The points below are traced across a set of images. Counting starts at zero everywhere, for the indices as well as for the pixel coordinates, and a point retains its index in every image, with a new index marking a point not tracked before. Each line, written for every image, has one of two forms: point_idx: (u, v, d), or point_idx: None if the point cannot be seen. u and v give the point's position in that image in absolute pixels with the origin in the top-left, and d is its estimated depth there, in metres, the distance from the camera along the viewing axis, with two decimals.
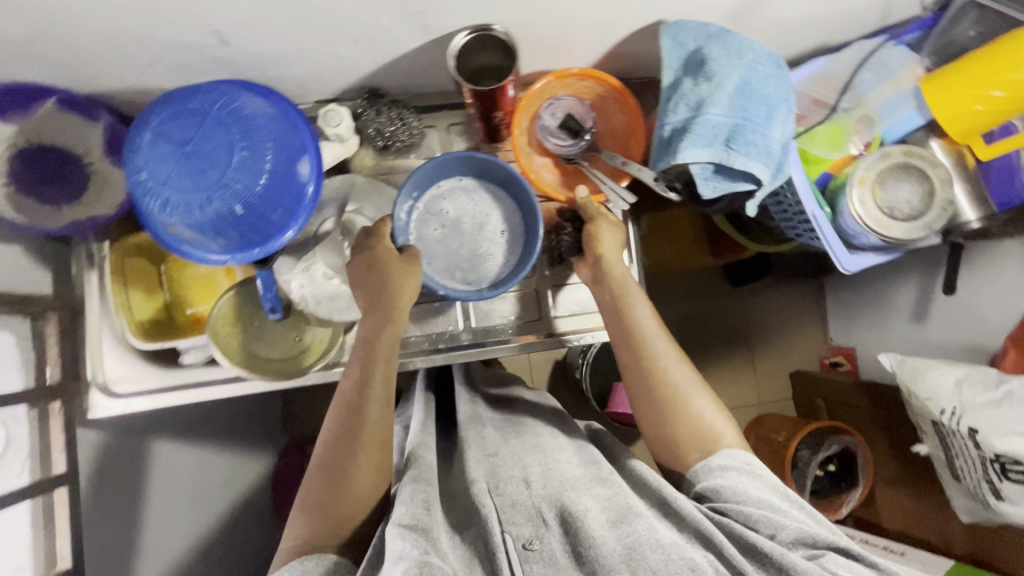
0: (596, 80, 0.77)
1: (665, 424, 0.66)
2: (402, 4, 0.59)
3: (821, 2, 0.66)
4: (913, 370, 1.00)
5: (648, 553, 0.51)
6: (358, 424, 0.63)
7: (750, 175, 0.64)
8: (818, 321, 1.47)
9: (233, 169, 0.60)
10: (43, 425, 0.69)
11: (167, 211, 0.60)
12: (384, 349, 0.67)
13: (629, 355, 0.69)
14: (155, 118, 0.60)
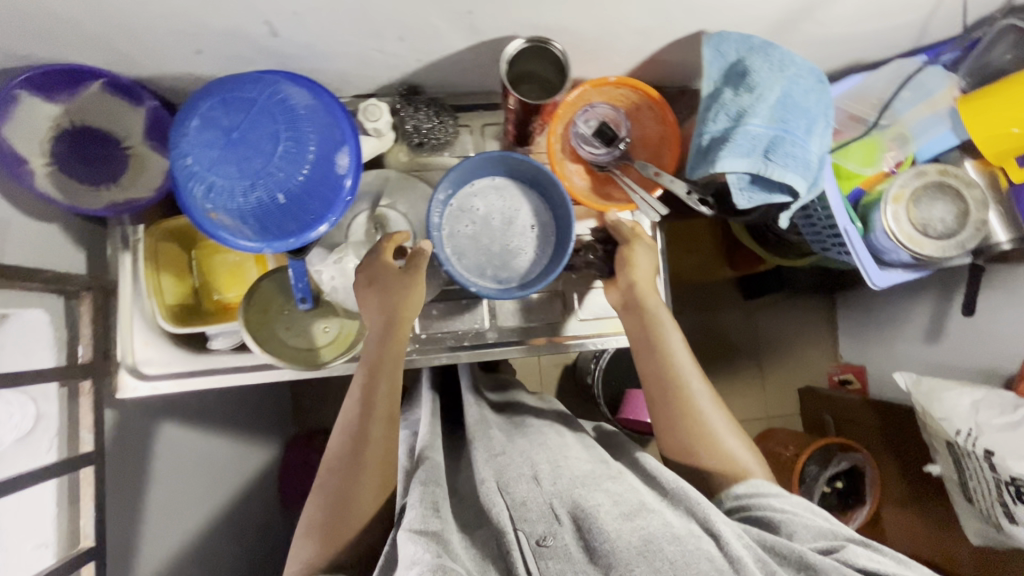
0: (631, 88, 0.77)
1: (688, 444, 0.68)
2: (453, 3, 0.59)
3: (863, 20, 0.66)
4: (929, 392, 1.01)
5: (664, 544, 0.50)
6: (362, 444, 0.65)
7: (786, 187, 0.64)
8: (828, 337, 1.48)
9: (277, 158, 0.61)
10: (72, 403, 0.69)
11: (210, 197, 0.61)
12: (386, 369, 0.67)
13: (653, 375, 0.70)
14: (202, 104, 0.60)
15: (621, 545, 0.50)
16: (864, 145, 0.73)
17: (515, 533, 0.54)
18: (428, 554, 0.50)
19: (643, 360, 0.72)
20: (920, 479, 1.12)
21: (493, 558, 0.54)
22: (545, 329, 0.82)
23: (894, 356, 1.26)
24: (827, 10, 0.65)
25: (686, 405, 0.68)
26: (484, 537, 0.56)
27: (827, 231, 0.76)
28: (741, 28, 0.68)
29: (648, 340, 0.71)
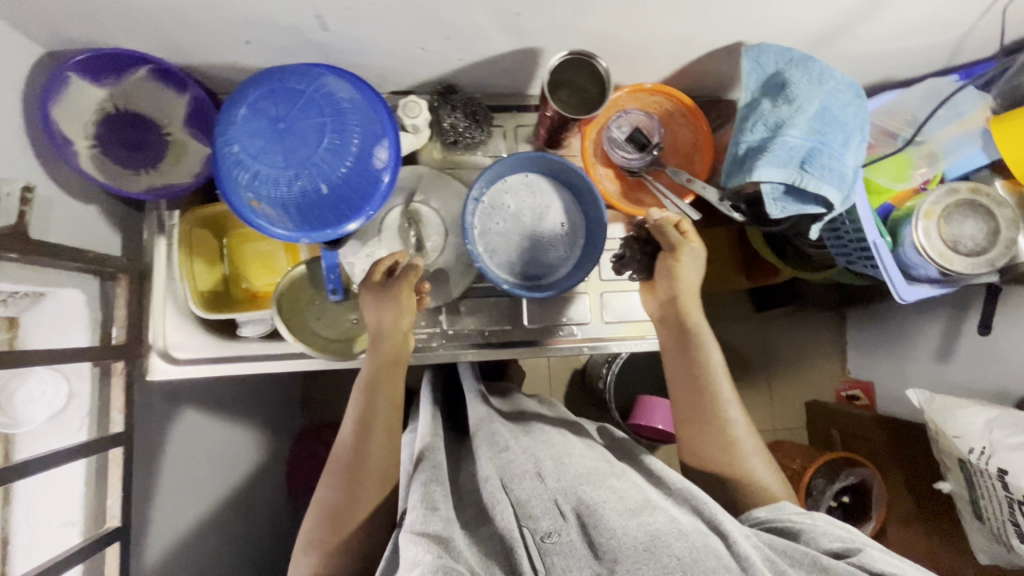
0: (665, 96, 0.78)
1: (717, 460, 0.68)
2: (502, 4, 0.60)
3: (899, 38, 0.67)
4: (942, 409, 1.01)
5: (671, 541, 0.48)
6: (360, 455, 0.65)
7: (821, 199, 0.65)
8: (837, 352, 1.49)
9: (322, 149, 0.62)
10: (103, 384, 0.70)
11: (255, 185, 0.62)
12: (384, 381, 0.69)
13: (687, 389, 0.71)
14: (251, 93, 0.61)
15: (626, 540, 0.48)
16: (896, 160, 0.74)
17: (521, 528, 0.52)
18: (430, 553, 0.47)
19: (677, 372, 0.72)
20: (930, 498, 1.13)
21: (495, 556, 0.52)
22: (569, 330, 0.82)
23: (902, 378, 1.27)
24: (865, 26, 0.66)
25: (718, 423, 0.68)
26: (485, 534, 0.55)
27: (853, 243, 0.76)
28: (779, 41, 0.69)
29: (688, 353, 0.72)
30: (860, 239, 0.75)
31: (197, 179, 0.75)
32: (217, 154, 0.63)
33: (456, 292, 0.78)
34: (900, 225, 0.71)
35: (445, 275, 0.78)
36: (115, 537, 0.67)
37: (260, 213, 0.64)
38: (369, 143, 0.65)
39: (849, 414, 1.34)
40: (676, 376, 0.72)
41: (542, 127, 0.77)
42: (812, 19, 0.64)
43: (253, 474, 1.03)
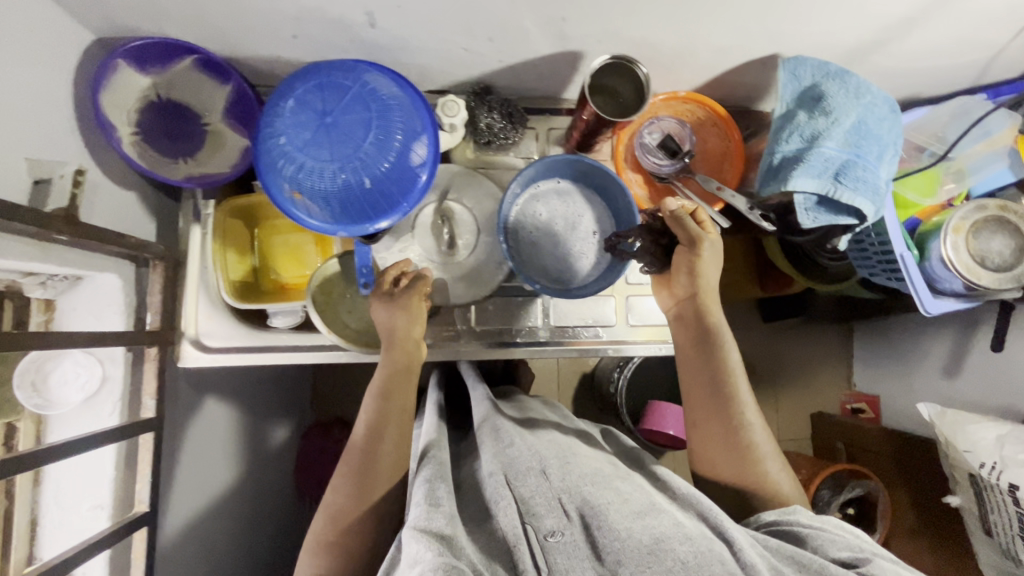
0: (699, 104, 0.80)
1: (734, 465, 0.66)
2: (550, 8, 0.62)
3: (933, 55, 0.69)
4: (953, 423, 1.02)
5: (676, 544, 0.48)
6: (371, 456, 0.65)
7: (853, 210, 0.66)
8: (843, 364, 1.50)
9: (366, 144, 0.63)
10: (136, 369, 0.71)
11: (299, 177, 0.63)
12: (396, 383, 0.69)
13: (705, 392, 0.68)
14: (299, 86, 0.62)
15: (631, 541, 0.47)
16: (926, 175, 0.75)
17: (523, 526, 0.50)
18: (431, 550, 0.46)
19: (695, 374, 0.70)
20: (932, 510, 1.13)
21: (494, 554, 0.50)
22: (595, 332, 0.83)
23: (910, 394, 1.27)
24: (900, 43, 0.67)
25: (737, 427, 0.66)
26: (488, 534, 0.52)
27: (878, 255, 0.78)
28: (815, 54, 0.71)
29: (708, 355, 0.69)
30: (886, 252, 0.76)
31: (234, 170, 0.75)
32: (261, 145, 0.63)
33: (487, 291, 0.79)
34: (927, 240, 0.72)
35: (476, 273, 0.79)
36: (143, 522, 0.68)
37: (300, 205, 0.65)
38: (411, 140, 0.66)
39: (854, 426, 1.35)
40: (694, 378, 0.70)
41: (576, 131, 0.78)
42: (850, 34, 0.66)
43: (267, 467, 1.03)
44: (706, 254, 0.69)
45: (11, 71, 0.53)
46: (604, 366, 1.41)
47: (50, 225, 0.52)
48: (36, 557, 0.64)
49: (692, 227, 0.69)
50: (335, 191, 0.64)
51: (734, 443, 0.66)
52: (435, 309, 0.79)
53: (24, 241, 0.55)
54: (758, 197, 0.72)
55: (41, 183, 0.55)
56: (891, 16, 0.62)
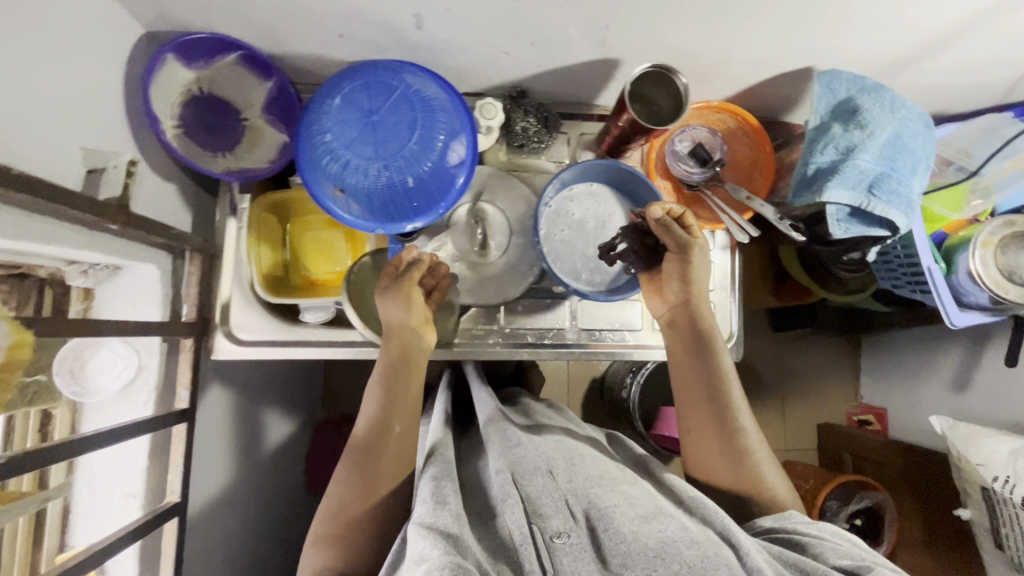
0: (730, 114, 0.81)
1: (733, 469, 0.64)
2: (595, 15, 0.63)
3: (966, 72, 0.70)
4: (967, 437, 1.00)
5: (682, 548, 0.48)
6: (380, 450, 0.62)
7: (885, 222, 0.68)
8: (850, 376, 1.48)
9: (410, 144, 0.65)
10: (171, 359, 0.72)
11: (345, 173, 0.64)
12: (401, 373, 0.67)
13: (699, 395, 0.68)
14: (345, 84, 0.63)
15: (638, 545, 0.48)
16: (954, 190, 0.77)
17: (529, 526, 0.50)
18: (437, 549, 0.45)
19: (688, 378, 0.70)
20: (940, 522, 1.12)
21: (499, 556, 0.49)
22: (621, 336, 0.84)
23: (919, 410, 1.25)
24: (933, 60, 0.68)
25: (734, 429, 0.66)
26: (495, 534, 0.51)
27: (903, 267, 0.79)
28: (849, 69, 0.72)
29: (704, 360, 0.70)
30: (912, 265, 0.77)
31: (273, 165, 0.75)
32: (304, 140, 0.65)
33: (518, 292, 0.80)
34: (955, 252, 0.74)
35: (506, 274, 0.80)
36: (174, 512, 0.68)
37: (341, 201, 0.65)
38: (452, 139, 0.67)
39: (861, 438, 1.33)
40: (687, 381, 0.70)
41: (609, 138, 0.79)
42: (886, 49, 0.67)
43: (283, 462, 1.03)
44: (696, 258, 0.70)
45: (69, 61, 0.54)
46: (614, 371, 1.39)
47: (103, 214, 0.53)
48: (69, 544, 0.63)
49: (680, 234, 0.70)
50: (378, 188, 0.65)
51: (731, 445, 0.65)
52: (465, 308, 0.80)
53: (78, 230, 0.55)
54: (790, 207, 0.74)
55: (94, 172, 0.56)
56: (928, 34, 0.63)
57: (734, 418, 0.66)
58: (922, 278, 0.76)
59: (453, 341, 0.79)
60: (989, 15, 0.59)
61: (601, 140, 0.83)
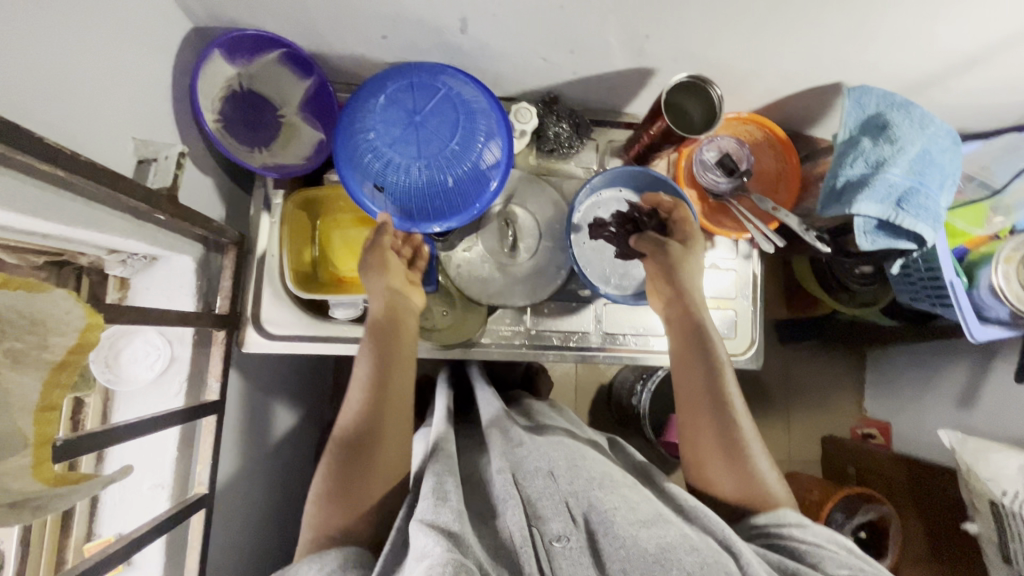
0: (757, 126, 0.84)
1: (732, 471, 0.62)
2: (636, 25, 0.64)
3: (991, 92, 0.72)
4: (976, 451, 0.95)
5: (682, 555, 0.47)
6: (374, 432, 0.59)
7: (912, 235, 0.70)
8: (854, 388, 1.42)
9: (451, 145, 0.66)
10: (204, 352, 0.72)
11: (386, 171, 0.66)
12: (392, 352, 0.64)
13: (697, 396, 0.66)
14: (391, 84, 0.65)
15: (636, 550, 0.47)
16: (975, 208, 0.80)
17: (528, 529, 0.50)
18: (437, 544, 0.45)
19: (685, 380, 0.68)
20: (944, 541, 1.06)
21: (495, 554, 0.49)
22: (644, 341, 0.84)
23: (926, 426, 1.18)
24: (959, 80, 0.70)
25: (733, 429, 0.64)
26: (495, 535, 0.51)
27: (924, 281, 0.81)
28: (877, 85, 0.73)
29: (704, 352, 0.68)
30: (934, 279, 0.78)
31: (307, 163, 0.76)
32: (346, 134, 0.66)
33: (546, 295, 0.81)
34: (977, 267, 0.76)
35: (535, 277, 0.81)
36: (201, 504, 0.66)
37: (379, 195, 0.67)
38: (490, 142, 0.68)
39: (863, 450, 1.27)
40: (683, 382, 0.68)
41: (638, 146, 0.80)
42: (914, 68, 0.69)
43: (296, 460, 1.01)
44: (683, 255, 0.72)
45: (124, 53, 0.55)
46: (623, 379, 1.27)
47: (155, 203, 0.54)
48: (97, 533, 0.64)
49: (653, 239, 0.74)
50: (417, 185, 0.66)
51: (730, 446, 0.63)
52: (494, 308, 0.81)
53: (126, 215, 0.55)
54: (818, 218, 0.75)
55: (145, 162, 0.57)
56: (957, 54, 0.65)
57: (733, 419, 0.64)
58: (943, 290, 0.78)
59: (479, 341, 0.80)
60: (1018, 37, 0.61)
61: (629, 147, 0.84)
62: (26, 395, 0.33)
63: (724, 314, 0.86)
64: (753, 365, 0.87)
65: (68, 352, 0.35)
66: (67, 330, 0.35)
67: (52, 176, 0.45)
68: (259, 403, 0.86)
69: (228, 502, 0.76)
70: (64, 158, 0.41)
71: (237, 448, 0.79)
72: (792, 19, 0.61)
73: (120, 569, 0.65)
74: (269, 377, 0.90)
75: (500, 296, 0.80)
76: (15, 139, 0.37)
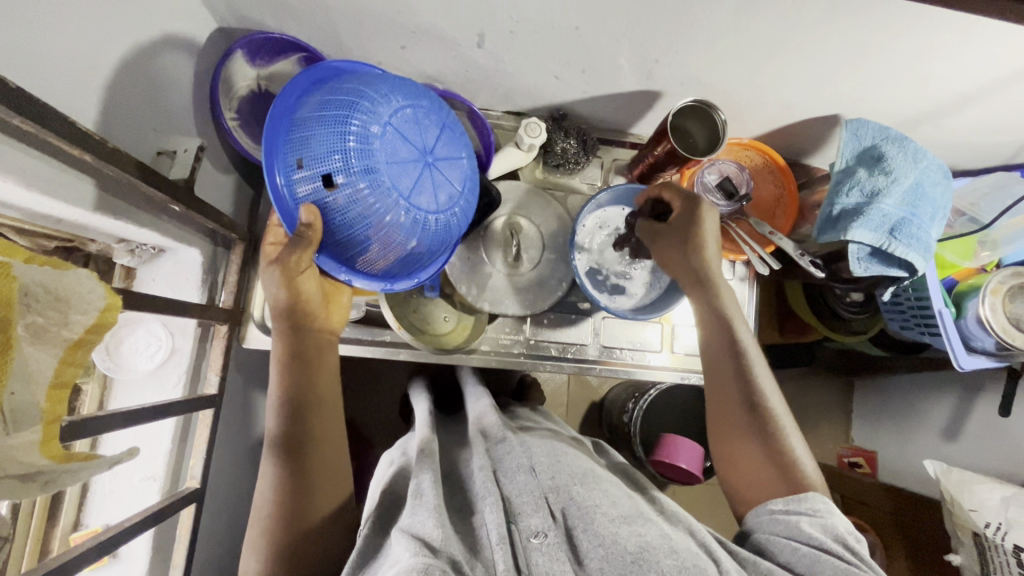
0: (757, 152, 0.86)
1: (770, 472, 0.60)
2: (645, 50, 0.67)
3: (978, 131, 0.75)
4: (959, 482, 0.96)
5: (659, 557, 0.47)
6: (298, 449, 0.57)
7: (904, 262, 0.72)
8: (843, 419, 1.41)
9: (429, 206, 0.58)
10: (204, 346, 0.72)
11: (354, 172, 0.54)
12: (306, 366, 0.62)
13: (727, 397, 0.65)
14: (422, 110, 0.58)
15: (615, 548, 0.47)
16: (963, 241, 0.83)
17: (506, 527, 0.50)
18: (408, 551, 0.45)
19: (715, 379, 0.67)
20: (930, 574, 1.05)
21: (467, 546, 0.49)
22: (640, 356, 0.86)
23: (912, 457, 1.18)
24: (953, 118, 0.73)
25: (769, 424, 0.62)
26: (473, 530, 0.51)
27: (914, 310, 0.83)
28: (874, 119, 0.76)
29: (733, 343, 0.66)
30: (923, 308, 0.81)
31: None
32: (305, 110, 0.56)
33: (546, 306, 0.82)
34: (965, 298, 0.78)
35: (536, 288, 0.82)
36: (191, 499, 0.65)
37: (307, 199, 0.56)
38: (448, 231, 0.63)
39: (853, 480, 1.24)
40: (716, 367, 0.67)
41: (643, 165, 0.83)
42: (907, 104, 0.72)
43: None
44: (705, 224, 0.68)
45: (150, 48, 0.56)
46: (615, 396, 1.28)
47: (172, 193, 0.54)
48: (84, 523, 0.63)
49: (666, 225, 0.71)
50: (346, 218, 0.56)
51: (767, 443, 0.61)
52: (494, 316, 0.82)
53: (143, 205, 0.56)
54: (814, 243, 0.78)
55: (163, 154, 0.58)
56: (951, 94, 0.68)
57: (767, 411, 0.63)
58: (932, 319, 0.80)
59: (478, 347, 0.81)
60: (1007, 81, 0.64)
61: (634, 166, 0.86)
62: (42, 371, 0.33)
63: None
64: None
65: (86, 331, 0.36)
66: (88, 310, 0.36)
67: (77, 161, 0.46)
68: (251, 403, 0.85)
69: (212, 502, 0.75)
70: (94, 144, 0.43)
71: (227, 447, 0.78)
72: (795, 53, 0.64)
73: (105, 561, 0.63)
74: (264, 379, 0.90)
75: (502, 304, 0.81)
76: (51, 124, 0.38)
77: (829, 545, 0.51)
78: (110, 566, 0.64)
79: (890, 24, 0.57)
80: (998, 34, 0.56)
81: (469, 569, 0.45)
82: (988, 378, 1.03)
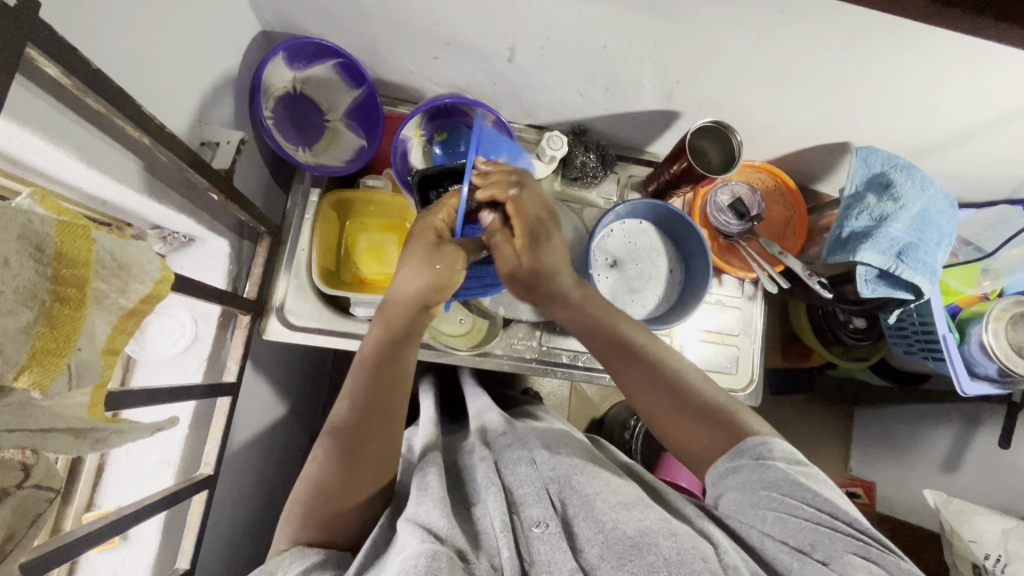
0: (769, 174, 0.90)
1: (689, 417, 0.59)
2: (668, 71, 0.70)
3: (980, 164, 0.79)
4: (959, 513, 0.94)
5: (659, 540, 0.47)
6: (361, 430, 0.57)
7: (910, 286, 0.75)
8: (841, 449, 1.40)
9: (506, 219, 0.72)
10: (227, 335, 0.73)
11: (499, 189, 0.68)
12: (407, 342, 0.63)
13: (650, 394, 0.62)
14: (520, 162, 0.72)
15: (615, 533, 0.48)
16: (967, 269, 0.86)
17: (509, 516, 0.51)
18: (415, 539, 0.45)
19: (616, 373, 0.65)
20: None
21: (468, 537, 0.49)
22: None
23: (910, 484, 1.16)
24: (957, 150, 0.77)
25: (670, 370, 0.63)
26: (473, 521, 0.52)
27: (919, 335, 0.86)
28: (882, 147, 0.80)
29: (630, 348, 0.65)
30: (927, 332, 0.83)
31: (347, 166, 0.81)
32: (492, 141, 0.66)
33: None
34: (968, 324, 0.81)
35: None
36: (204, 485, 0.65)
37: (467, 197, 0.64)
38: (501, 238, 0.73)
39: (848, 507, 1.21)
40: (610, 365, 0.65)
41: (658, 181, 0.86)
42: (914, 135, 0.75)
43: (284, 466, 0.99)
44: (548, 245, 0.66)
45: (204, 44, 0.59)
46: (616, 413, 1.23)
47: (213, 180, 0.56)
48: (97, 504, 0.63)
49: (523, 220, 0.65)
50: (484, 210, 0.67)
51: (674, 395, 0.61)
52: (509, 322, 0.84)
53: (185, 192, 0.58)
54: (824, 261, 0.81)
55: (206, 145, 0.61)
56: (957, 126, 0.72)
57: (665, 366, 0.63)
58: (937, 343, 0.82)
59: (492, 351, 0.83)
60: (1009, 117, 0.68)
61: (649, 181, 0.89)
62: (101, 335, 0.35)
63: (725, 348, 0.89)
64: (752, 402, 0.87)
65: (139, 301, 0.37)
66: (146, 279, 0.38)
67: (131, 142, 0.49)
68: (260, 397, 0.86)
69: (217, 493, 0.75)
70: (152, 127, 0.45)
71: (235, 437, 0.78)
72: (810, 79, 0.67)
73: (114, 543, 0.63)
74: (273, 375, 0.90)
75: (517, 309, 0.83)
76: (116, 101, 0.40)
77: (789, 500, 0.50)
78: (119, 549, 0.63)
79: (902, 57, 0.60)
80: (1004, 70, 0.60)
81: (475, 559, 0.46)
82: (987, 411, 1.02)
